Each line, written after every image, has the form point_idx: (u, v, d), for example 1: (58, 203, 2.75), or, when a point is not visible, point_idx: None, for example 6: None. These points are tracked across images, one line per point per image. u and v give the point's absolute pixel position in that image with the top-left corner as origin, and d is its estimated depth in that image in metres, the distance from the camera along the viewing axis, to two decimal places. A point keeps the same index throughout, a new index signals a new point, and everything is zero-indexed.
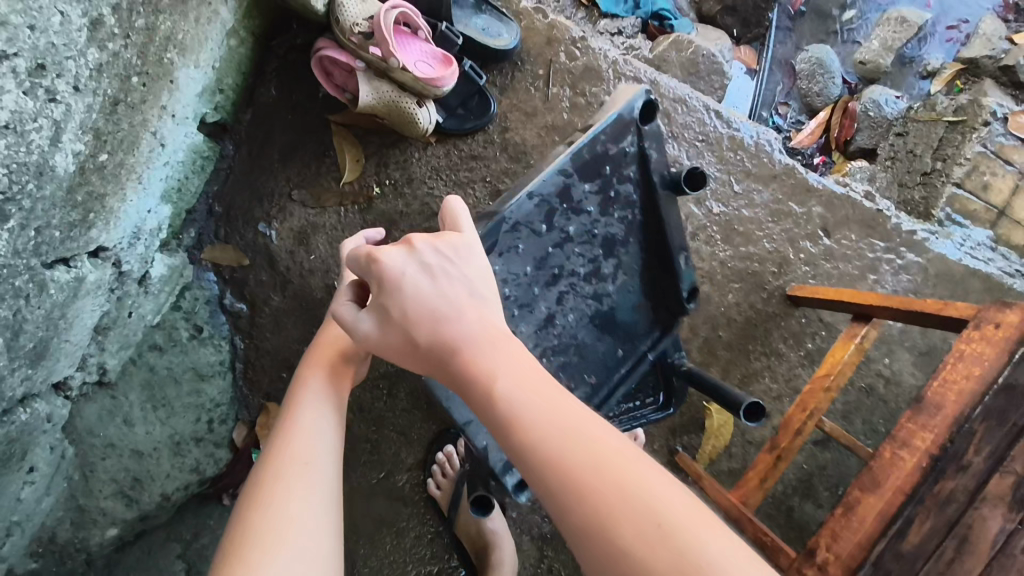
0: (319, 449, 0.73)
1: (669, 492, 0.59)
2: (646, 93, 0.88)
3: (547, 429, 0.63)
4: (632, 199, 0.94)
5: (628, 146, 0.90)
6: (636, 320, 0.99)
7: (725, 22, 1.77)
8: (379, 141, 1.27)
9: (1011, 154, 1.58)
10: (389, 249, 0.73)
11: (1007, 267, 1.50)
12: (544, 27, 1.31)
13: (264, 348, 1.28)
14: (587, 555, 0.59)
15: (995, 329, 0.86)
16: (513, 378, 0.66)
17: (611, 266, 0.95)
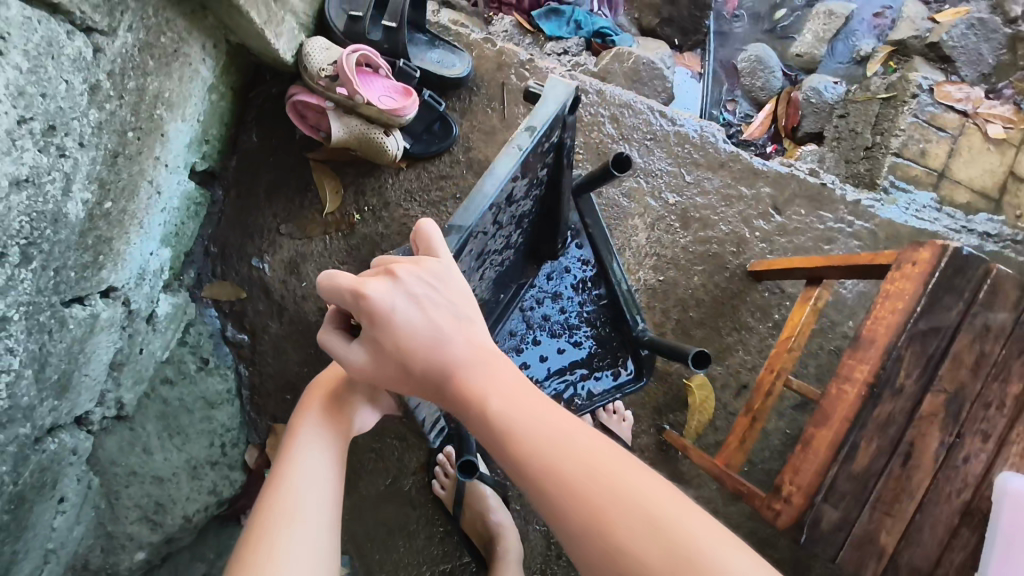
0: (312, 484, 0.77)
1: (665, 493, 0.59)
2: (573, 92, 0.90)
3: (536, 440, 0.63)
4: (545, 177, 0.99)
5: (555, 137, 0.93)
6: (514, 265, 1.10)
7: (665, 32, 1.90)
8: (355, 172, 1.39)
9: (943, 122, 1.70)
10: (373, 282, 0.73)
11: (953, 225, 1.63)
12: (493, 53, 1.44)
13: (266, 372, 1.38)
14: (585, 560, 0.58)
15: (914, 267, 0.94)
16: (502, 393, 0.67)
17: (516, 235, 1.03)
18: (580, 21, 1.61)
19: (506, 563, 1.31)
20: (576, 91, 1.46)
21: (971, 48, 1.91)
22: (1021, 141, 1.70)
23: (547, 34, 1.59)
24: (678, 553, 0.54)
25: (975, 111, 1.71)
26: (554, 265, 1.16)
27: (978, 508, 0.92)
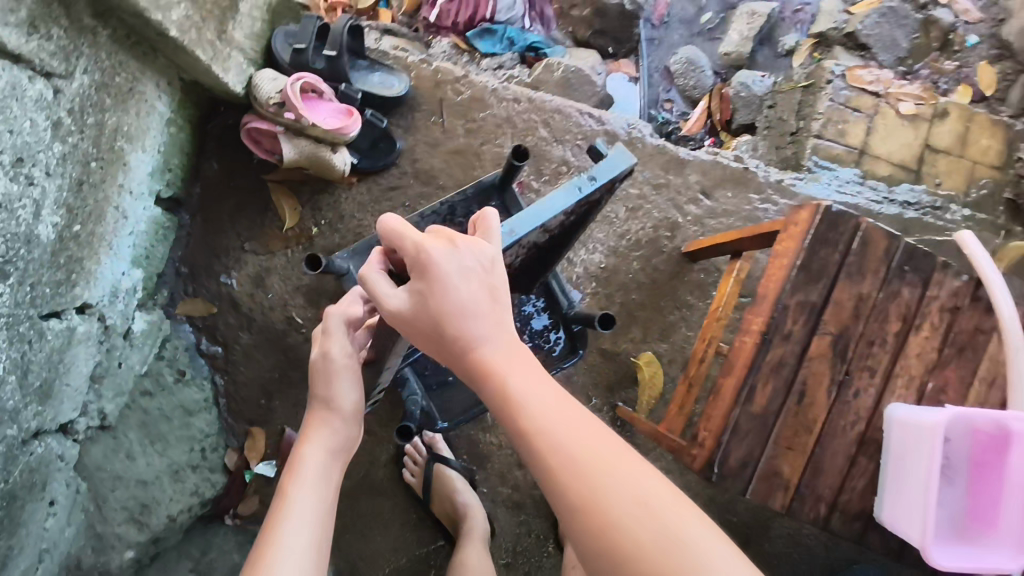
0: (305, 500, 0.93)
1: (658, 487, 0.67)
2: (629, 167, 1.00)
3: (551, 425, 0.70)
4: (579, 220, 1.11)
5: (609, 190, 1.05)
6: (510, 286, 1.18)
7: (598, 43, 2.03)
8: (310, 191, 1.51)
9: (859, 103, 1.82)
10: (434, 246, 0.76)
11: (874, 197, 1.77)
12: (430, 72, 1.57)
13: (240, 380, 1.49)
14: (577, 533, 0.67)
15: (797, 228, 1.05)
16: (524, 377, 0.74)
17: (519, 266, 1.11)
18: (513, 38, 1.75)
19: (469, 537, 1.40)
20: (510, 100, 1.58)
21: (886, 34, 2.05)
22: (932, 115, 1.83)
23: (483, 52, 1.73)
24: (662, 534, 0.64)
25: (887, 91, 1.84)
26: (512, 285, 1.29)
27: (872, 437, 1.03)
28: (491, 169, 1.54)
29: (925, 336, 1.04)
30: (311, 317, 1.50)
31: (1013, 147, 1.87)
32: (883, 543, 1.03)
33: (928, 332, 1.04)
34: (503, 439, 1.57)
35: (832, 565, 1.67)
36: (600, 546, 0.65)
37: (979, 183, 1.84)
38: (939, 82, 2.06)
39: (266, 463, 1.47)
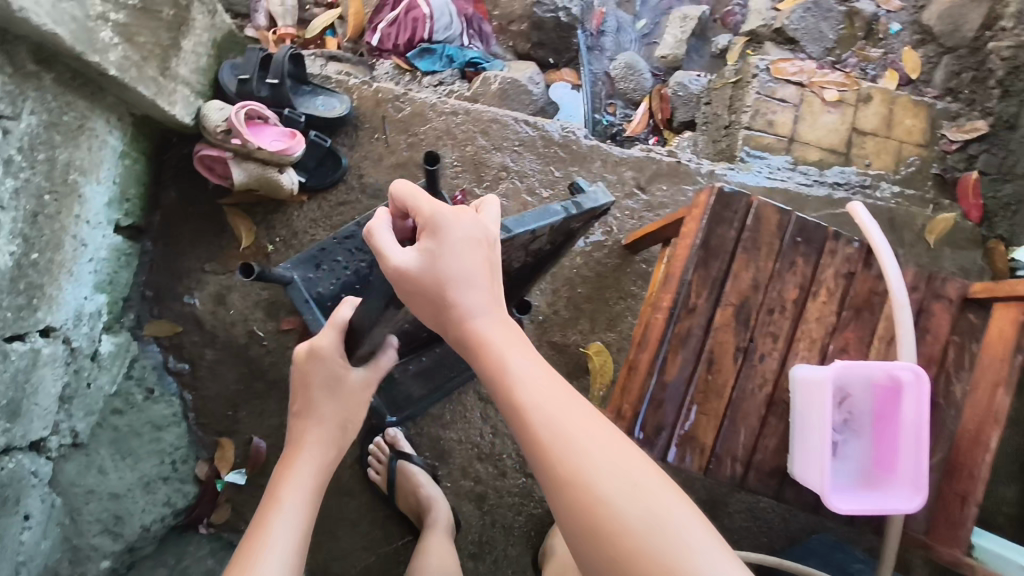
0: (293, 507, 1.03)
1: (643, 468, 0.74)
2: (608, 202, 1.31)
3: (546, 406, 0.78)
4: (553, 249, 1.35)
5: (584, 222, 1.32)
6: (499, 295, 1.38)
7: (538, 55, 2.13)
8: (264, 211, 1.60)
9: (784, 94, 1.92)
10: (449, 213, 0.86)
11: (804, 180, 1.86)
12: (371, 93, 1.66)
13: (207, 395, 1.57)
14: (565, 501, 0.73)
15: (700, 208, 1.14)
16: (522, 361, 0.82)
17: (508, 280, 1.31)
18: (451, 55, 1.85)
19: (433, 528, 1.46)
20: (448, 113, 1.67)
21: (812, 27, 2.15)
22: (856, 101, 1.93)
23: (423, 71, 1.83)
24: (648, 507, 0.71)
25: (810, 80, 1.93)
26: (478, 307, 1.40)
27: (780, 398, 1.10)
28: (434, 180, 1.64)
29: (822, 301, 1.12)
30: (272, 329, 1.59)
31: (936, 125, 1.96)
32: (798, 498, 1.10)
33: (826, 297, 1.12)
34: (463, 434, 1.64)
35: (790, 535, 1.73)
36: (583, 517, 0.72)
37: (906, 162, 1.93)
38: (866, 69, 2.15)
39: (237, 472, 1.55)
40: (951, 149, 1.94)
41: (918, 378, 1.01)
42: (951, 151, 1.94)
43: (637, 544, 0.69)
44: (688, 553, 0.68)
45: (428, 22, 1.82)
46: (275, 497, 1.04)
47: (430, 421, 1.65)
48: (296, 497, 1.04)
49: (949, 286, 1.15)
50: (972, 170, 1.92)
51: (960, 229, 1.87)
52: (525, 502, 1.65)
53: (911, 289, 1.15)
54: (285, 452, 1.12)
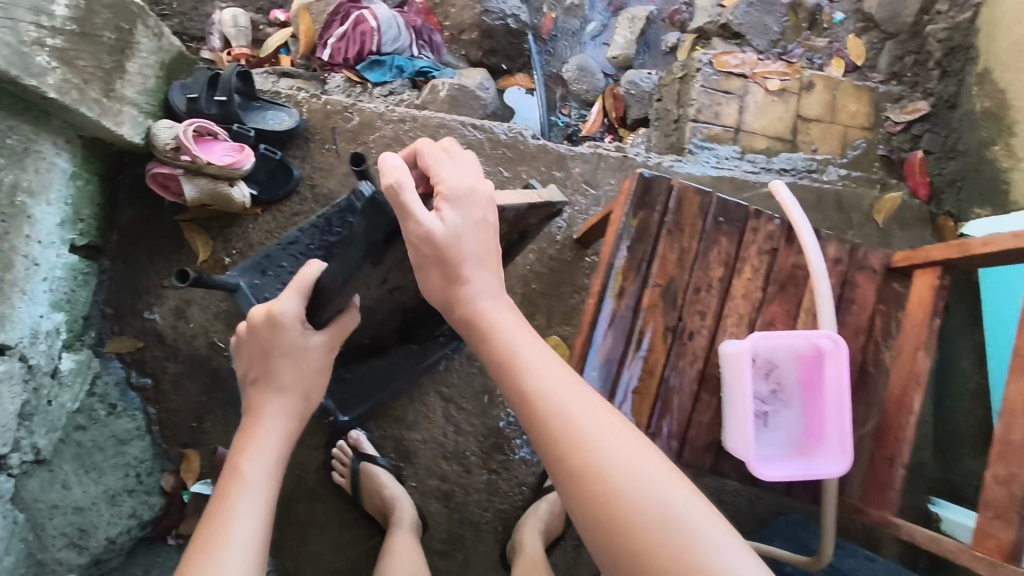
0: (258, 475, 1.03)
1: (651, 457, 0.75)
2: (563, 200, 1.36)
3: (555, 391, 0.80)
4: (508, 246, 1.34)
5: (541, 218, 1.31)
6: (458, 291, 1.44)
7: (491, 61, 2.17)
8: (220, 225, 1.64)
9: (729, 85, 1.96)
10: (468, 188, 0.92)
11: (751, 168, 1.90)
12: (320, 105, 1.71)
13: (171, 408, 1.61)
14: (571, 482, 0.75)
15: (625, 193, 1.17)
16: (532, 350, 0.85)
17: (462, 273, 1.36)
18: (401, 66, 1.90)
19: (399, 523, 1.48)
20: (396, 121, 1.72)
21: (758, 21, 2.16)
22: (800, 89, 1.97)
23: (374, 82, 1.88)
24: (655, 495, 0.71)
25: (753, 72, 1.97)
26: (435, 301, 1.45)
27: (711, 373, 1.13)
28: None
29: (746, 278, 1.15)
30: (232, 339, 1.62)
31: (880, 108, 2.01)
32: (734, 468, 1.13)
33: (751, 274, 1.15)
34: (426, 434, 1.67)
35: (757, 518, 1.74)
36: (592, 497, 0.72)
37: (853, 145, 1.97)
38: (813, 59, 2.15)
39: (203, 482, 1.58)
40: (896, 130, 1.98)
41: (836, 345, 1.04)
42: (896, 132, 1.98)
43: (645, 526, 0.70)
44: (694, 533, 0.69)
45: (376, 34, 1.86)
46: (236, 467, 1.02)
47: (392, 422, 1.67)
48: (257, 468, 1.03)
49: (872, 256, 1.18)
50: (917, 149, 1.97)
51: (909, 207, 1.91)
52: (490, 497, 1.67)
53: (835, 262, 1.18)
54: (244, 422, 1.11)
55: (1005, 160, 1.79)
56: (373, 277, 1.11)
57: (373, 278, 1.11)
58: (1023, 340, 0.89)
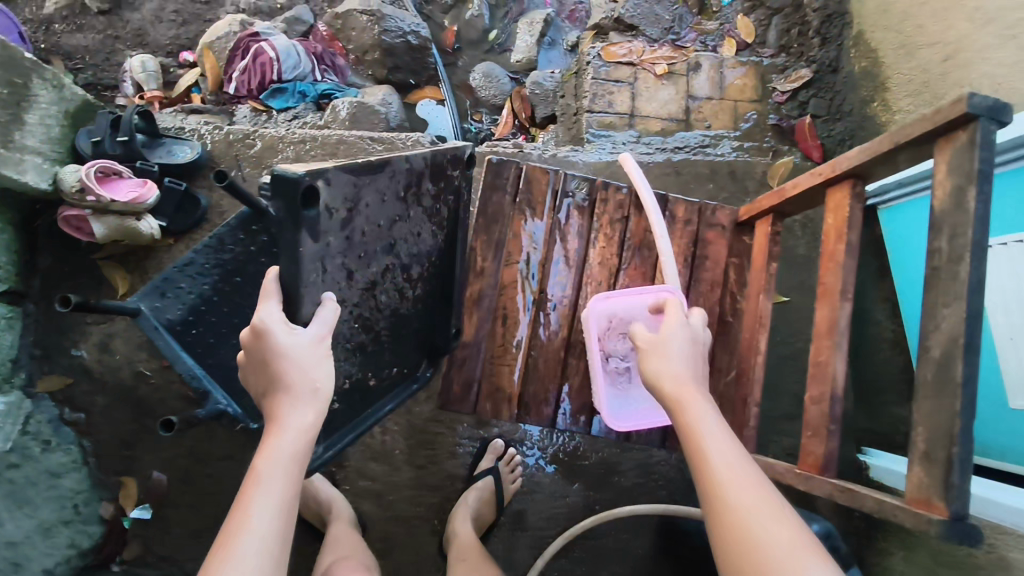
0: (273, 486, 0.86)
1: (798, 541, 0.75)
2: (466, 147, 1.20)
3: (729, 464, 0.84)
4: (442, 219, 1.18)
5: (457, 169, 1.19)
6: (413, 262, 1.13)
7: (397, 78, 2.26)
8: (135, 259, 1.73)
9: (618, 75, 2.04)
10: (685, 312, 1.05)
11: (647, 149, 1.99)
12: (223, 136, 1.82)
13: (105, 439, 1.67)
14: (723, 548, 0.79)
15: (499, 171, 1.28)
16: (716, 429, 0.89)
17: (422, 254, 1.15)
18: (303, 91, 2.00)
19: (337, 520, 1.55)
20: (297, 143, 1.82)
21: (647, 10, 2.20)
22: (687, 70, 2.06)
23: (277, 109, 1.98)
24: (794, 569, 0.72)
25: (640, 59, 2.06)
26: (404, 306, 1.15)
27: (576, 339, 1.24)
28: None
29: (599, 247, 1.26)
30: (157, 366, 1.69)
31: (766, 79, 2.09)
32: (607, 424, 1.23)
33: (604, 243, 1.26)
34: None
35: (687, 485, 1.78)
36: (741, 559, 0.76)
37: (745, 117, 2.05)
38: (705, 41, 2.21)
39: (141, 507, 1.65)
40: (784, 99, 2.06)
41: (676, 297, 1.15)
42: (783, 101, 2.06)
43: None
44: None
45: (275, 63, 1.97)
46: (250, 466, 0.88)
47: None
48: (269, 481, 0.87)
49: (719, 213, 1.26)
50: (805, 115, 2.04)
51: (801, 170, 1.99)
52: (423, 492, 1.73)
53: (685, 223, 1.25)
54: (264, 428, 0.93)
55: (883, 115, 1.85)
56: (333, 268, 0.97)
57: (337, 272, 0.99)
58: (825, 270, 0.95)
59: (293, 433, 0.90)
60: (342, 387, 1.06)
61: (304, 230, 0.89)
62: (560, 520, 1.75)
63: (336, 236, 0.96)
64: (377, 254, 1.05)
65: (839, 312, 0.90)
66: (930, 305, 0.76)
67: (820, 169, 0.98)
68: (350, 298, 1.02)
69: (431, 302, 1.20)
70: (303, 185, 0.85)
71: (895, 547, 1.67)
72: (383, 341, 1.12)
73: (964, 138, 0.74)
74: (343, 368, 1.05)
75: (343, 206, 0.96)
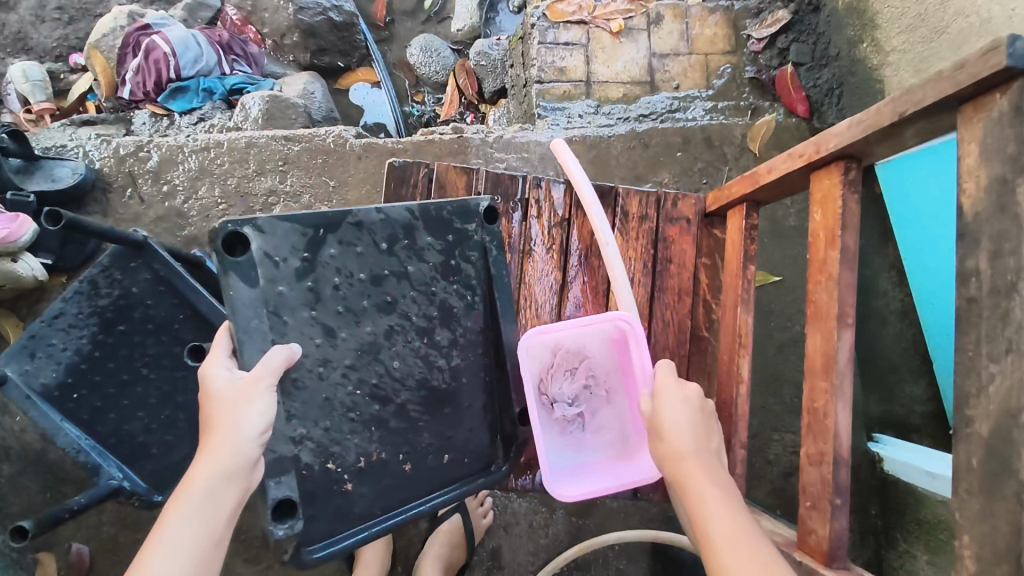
0: (179, 541, 0.74)
1: None
2: (484, 197, 0.96)
3: (736, 553, 0.70)
4: (471, 281, 0.94)
5: (476, 229, 0.95)
6: (433, 321, 0.91)
7: (323, 62, 1.98)
8: (27, 302, 1.51)
9: (565, 37, 1.75)
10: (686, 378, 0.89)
11: (607, 121, 1.71)
12: (112, 151, 1.57)
13: (14, 512, 1.46)
14: None
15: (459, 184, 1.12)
16: (723, 510, 0.74)
17: (447, 327, 0.92)
18: (208, 88, 1.75)
19: None
20: (198, 149, 1.58)
21: None
22: (647, 24, 1.78)
23: (179, 112, 1.73)
24: None
25: (592, 16, 1.76)
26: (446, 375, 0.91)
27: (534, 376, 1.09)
28: (201, 224, 1.56)
29: (542, 257, 1.11)
30: None
31: (739, 26, 1.81)
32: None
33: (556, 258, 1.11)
34: None
35: None
36: None
37: (718, 73, 1.79)
38: None
39: None
40: (761, 47, 1.79)
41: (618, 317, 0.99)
42: (760, 50, 1.79)
43: None
44: None
45: (170, 59, 1.72)
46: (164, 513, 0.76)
47: None
48: (172, 536, 0.74)
49: (683, 205, 1.06)
50: (787, 63, 1.78)
51: (785, 129, 1.74)
52: None
53: (641, 220, 1.06)
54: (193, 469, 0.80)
55: (874, 57, 1.60)
56: (298, 321, 0.82)
57: (308, 327, 0.83)
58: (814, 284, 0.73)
59: (206, 483, 0.75)
60: (358, 466, 0.85)
61: (234, 277, 0.78)
62: (543, 554, 1.55)
63: (291, 287, 0.82)
64: (371, 313, 0.87)
65: (836, 344, 0.68)
66: (969, 351, 0.60)
67: (799, 150, 0.76)
68: (339, 359, 0.84)
69: (487, 371, 0.95)
70: (224, 231, 0.77)
71: (923, 550, 1.50)
72: (413, 415, 0.89)
73: (1004, 106, 0.56)
74: (353, 446, 0.85)
75: (297, 256, 0.83)
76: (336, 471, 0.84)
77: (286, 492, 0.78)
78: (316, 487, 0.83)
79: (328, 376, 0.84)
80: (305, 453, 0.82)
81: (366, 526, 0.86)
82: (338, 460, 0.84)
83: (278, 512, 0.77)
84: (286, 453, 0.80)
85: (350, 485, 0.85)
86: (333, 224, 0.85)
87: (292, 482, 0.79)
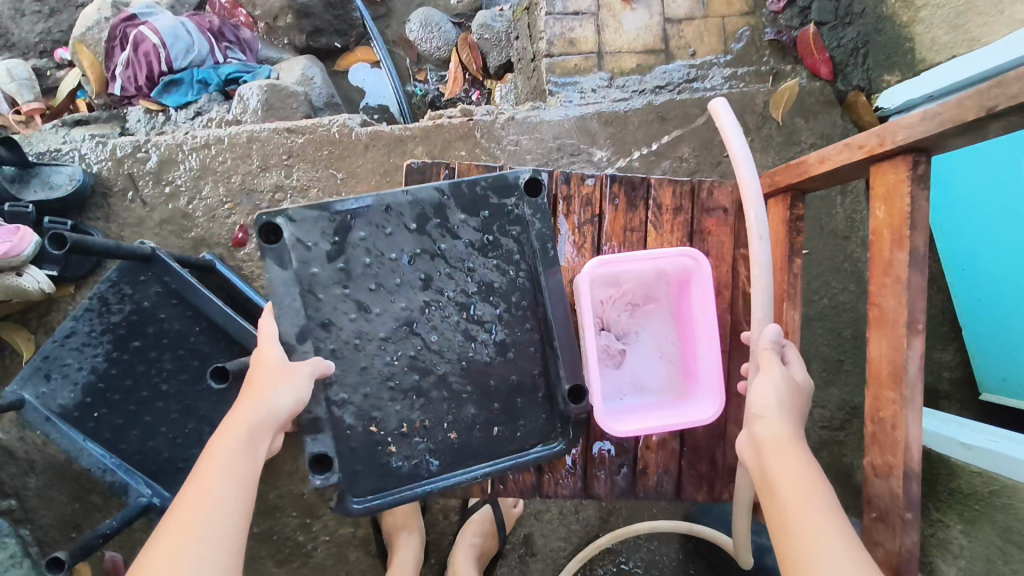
0: (216, 495, 0.69)
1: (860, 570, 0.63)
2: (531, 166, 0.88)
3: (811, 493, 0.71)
4: (513, 254, 0.89)
5: (513, 207, 0.89)
6: (472, 299, 0.88)
7: (320, 43, 1.90)
8: (38, 313, 1.47)
9: (574, 5, 1.65)
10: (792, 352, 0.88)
11: (622, 94, 1.63)
12: (108, 152, 1.51)
13: (44, 524, 1.44)
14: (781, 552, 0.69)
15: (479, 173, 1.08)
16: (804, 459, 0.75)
17: (490, 304, 0.88)
18: (203, 80, 1.67)
19: None
20: (198, 146, 1.52)
21: None
22: None
23: (175, 106, 1.66)
24: None
25: None
26: (485, 351, 0.88)
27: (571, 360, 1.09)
28: (206, 224, 1.50)
29: (574, 257, 1.06)
30: None
31: None
32: (611, 466, 1.04)
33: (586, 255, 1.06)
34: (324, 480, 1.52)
35: None
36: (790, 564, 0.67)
37: (736, 36, 1.65)
38: None
39: None
40: (780, 7, 1.63)
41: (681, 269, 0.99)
42: (780, 10, 1.63)
43: None
44: None
45: (160, 52, 1.64)
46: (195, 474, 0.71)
47: (286, 478, 1.48)
48: (207, 496, 0.68)
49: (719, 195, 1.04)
50: (808, 25, 1.62)
51: (808, 93, 1.63)
52: None
53: (675, 212, 1.07)
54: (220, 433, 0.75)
55: (904, 14, 1.54)
56: (331, 300, 0.83)
57: (342, 304, 0.84)
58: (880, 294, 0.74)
59: (244, 437, 0.73)
60: (401, 432, 0.85)
61: (268, 261, 0.81)
62: (575, 539, 1.54)
63: (323, 267, 0.83)
64: (404, 290, 0.86)
65: (907, 355, 0.71)
66: None
67: (860, 142, 0.76)
68: (373, 331, 0.85)
69: (537, 346, 0.89)
70: (263, 221, 0.79)
71: (957, 521, 1.25)
72: (455, 386, 0.87)
73: None
74: (395, 412, 0.85)
75: (328, 240, 0.83)
76: (379, 434, 0.85)
77: (323, 448, 0.81)
78: (361, 447, 0.84)
79: (365, 347, 0.84)
80: (348, 416, 0.84)
81: (411, 487, 0.86)
82: (381, 425, 0.85)
83: (316, 465, 0.81)
84: (323, 415, 0.82)
85: (394, 450, 0.85)
86: (361, 207, 0.84)
87: (328, 439, 0.82)
